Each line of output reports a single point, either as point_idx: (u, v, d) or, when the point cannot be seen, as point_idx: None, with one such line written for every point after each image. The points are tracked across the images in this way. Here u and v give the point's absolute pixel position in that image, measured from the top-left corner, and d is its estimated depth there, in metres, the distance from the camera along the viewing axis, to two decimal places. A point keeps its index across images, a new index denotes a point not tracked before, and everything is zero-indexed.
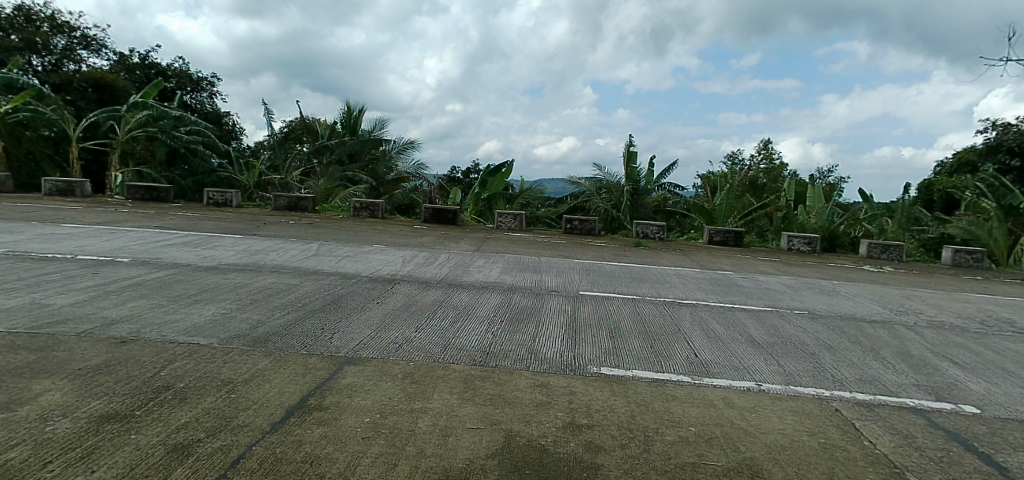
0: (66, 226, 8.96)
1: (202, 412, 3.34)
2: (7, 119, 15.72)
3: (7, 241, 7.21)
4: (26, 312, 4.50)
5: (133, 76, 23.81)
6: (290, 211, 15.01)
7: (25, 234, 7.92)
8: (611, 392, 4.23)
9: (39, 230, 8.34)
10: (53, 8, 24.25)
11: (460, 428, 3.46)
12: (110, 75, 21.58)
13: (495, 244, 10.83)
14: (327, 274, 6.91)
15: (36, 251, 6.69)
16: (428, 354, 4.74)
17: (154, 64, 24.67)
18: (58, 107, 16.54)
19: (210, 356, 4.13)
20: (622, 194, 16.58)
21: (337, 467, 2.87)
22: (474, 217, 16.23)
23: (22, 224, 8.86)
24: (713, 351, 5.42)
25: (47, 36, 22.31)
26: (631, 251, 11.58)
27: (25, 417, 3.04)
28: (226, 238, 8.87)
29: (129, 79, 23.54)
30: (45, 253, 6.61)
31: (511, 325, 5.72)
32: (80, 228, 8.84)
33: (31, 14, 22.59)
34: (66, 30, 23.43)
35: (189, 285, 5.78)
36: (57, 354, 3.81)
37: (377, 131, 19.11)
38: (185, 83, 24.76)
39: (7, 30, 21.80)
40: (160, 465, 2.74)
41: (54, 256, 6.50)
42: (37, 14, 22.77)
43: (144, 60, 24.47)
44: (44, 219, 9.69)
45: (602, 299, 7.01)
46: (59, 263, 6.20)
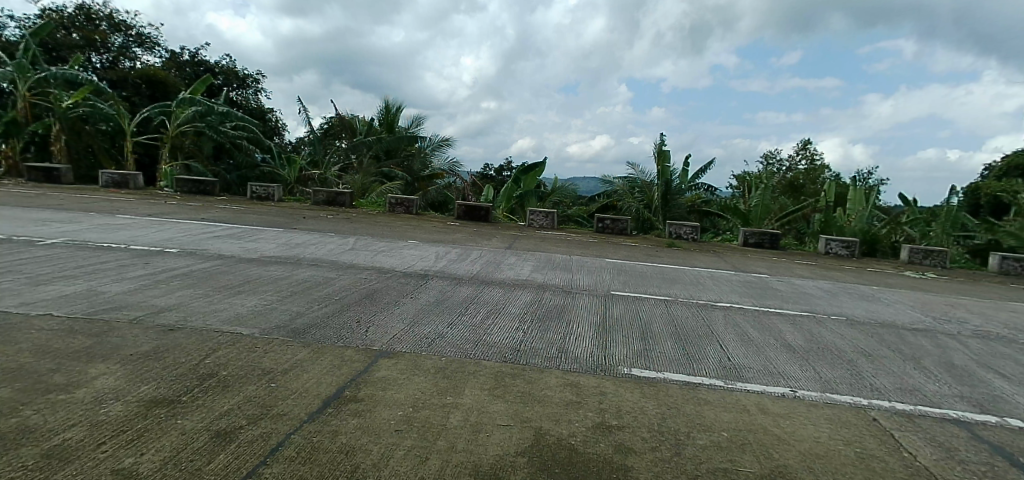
0: (120, 217, 9.34)
1: (244, 400, 3.45)
2: (69, 115, 16.34)
3: (66, 230, 7.55)
4: (84, 299, 4.73)
5: (182, 72, 24.67)
6: (328, 206, 15.27)
7: (85, 224, 8.31)
8: (641, 394, 4.20)
9: (97, 220, 8.74)
10: (111, 7, 25.23)
11: (490, 425, 3.49)
12: (162, 72, 22.35)
13: (528, 242, 10.84)
14: (363, 268, 7.03)
15: (94, 240, 7.01)
16: (459, 350, 4.78)
17: (203, 61, 25.48)
18: (114, 102, 17.07)
19: (253, 346, 4.27)
20: (654, 193, 16.33)
21: (371, 459, 2.93)
22: (506, 215, 16.22)
23: (81, 214, 9.28)
24: (748, 356, 5.33)
25: (104, 34, 23.29)
26: (664, 251, 11.46)
27: (82, 399, 3.19)
28: (268, 231, 9.11)
29: (179, 75, 24.40)
30: (99, 242, 6.92)
31: (543, 323, 5.73)
32: (133, 219, 9.20)
33: (91, 13, 23.64)
34: (122, 28, 24.41)
35: (233, 276, 5.97)
36: (110, 340, 3.98)
37: (413, 128, 19.34)
38: (232, 80, 25.54)
39: (70, 28, 22.84)
40: (204, 450, 2.85)
41: (108, 245, 6.79)
42: (96, 13, 23.82)
43: (194, 57, 25.30)
44: (100, 211, 10.13)
45: (634, 300, 6.96)
46: (113, 252, 6.48)
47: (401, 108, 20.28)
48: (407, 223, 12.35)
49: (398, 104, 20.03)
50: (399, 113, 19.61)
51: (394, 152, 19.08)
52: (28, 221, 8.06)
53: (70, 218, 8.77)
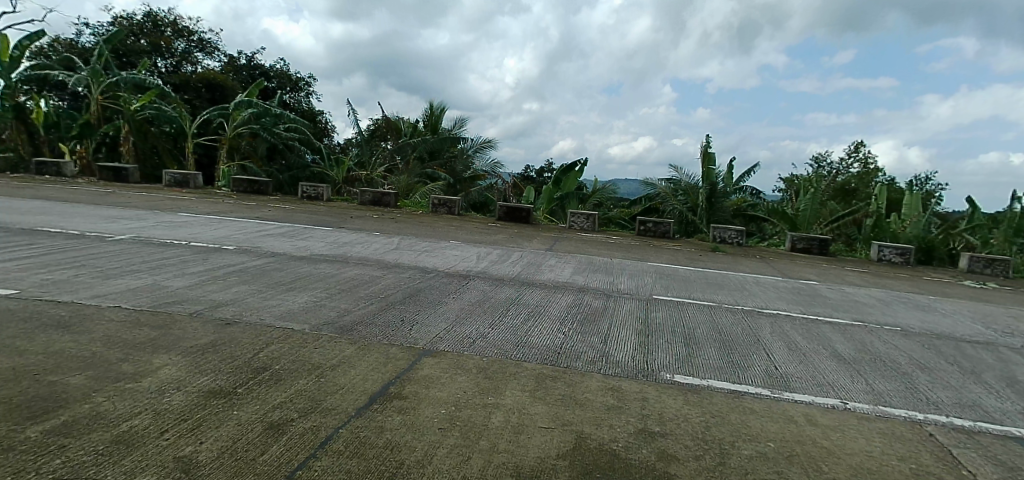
0: (182, 215, 9.78)
1: (295, 393, 3.56)
2: (137, 117, 17.14)
3: (133, 227, 7.96)
4: (149, 292, 4.96)
5: (239, 76, 25.67)
6: (374, 205, 15.57)
7: (149, 221, 8.72)
8: (684, 401, 4.12)
9: (161, 217, 9.19)
10: (175, 14, 26.44)
11: (531, 427, 3.48)
12: (221, 76, 23.27)
13: (568, 244, 10.82)
14: (407, 267, 7.13)
15: (158, 237, 7.36)
16: (501, 350, 4.80)
17: (258, 65, 26.39)
18: (177, 105, 17.94)
19: (304, 341, 4.40)
20: (698, 196, 16.00)
21: (415, 456, 2.97)
22: (547, 216, 16.20)
23: (146, 212, 9.76)
24: (796, 364, 5.17)
25: (169, 40, 24.39)
26: (708, 256, 11.22)
27: (147, 388, 3.34)
28: (317, 229, 9.36)
29: (236, 78, 25.39)
30: (162, 238, 7.26)
31: (584, 326, 5.70)
32: (194, 217, 9.61)
33: (158, 20, 24.79)
34: (185, 34, 25.49)
35: (284, 273, 6.16)
36: (172, 332, 4.16)
37: (456, 129, 19.52)
38: (285, 83, 26.41)
39: (138, 34, 24.05)
40: (258, 441, 2.95)
41: (169, 242, 7.11)
42: (163, 20, 24.94)
43: (250, 62, 26.21)
44: (164, 208, 10.63)
45: (677, 304, 6.85)
46: (175, 248, 6.79)
47: (445, 110, 20.49)
48: (450, 223, 12.48)
49: (442, 105, 20.24)
50: (442, 114, 19.87)
51: (437, 153, 19.32)
52: (98, 218, 8.52)
53: (136, 216, 9.23)
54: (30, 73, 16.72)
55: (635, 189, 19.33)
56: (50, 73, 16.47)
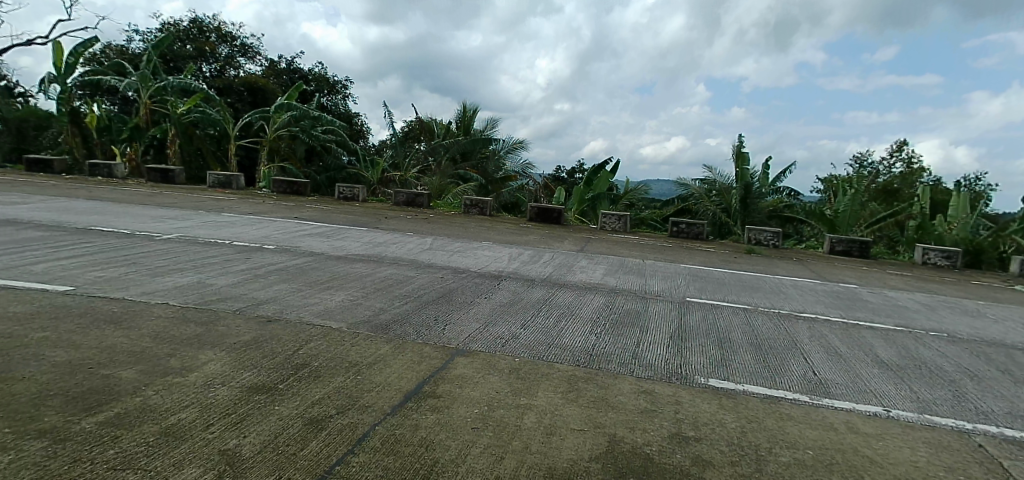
0: (225, 215, 10.09)
1: (333, 390, 3.63)
2: (183, 120, 17.74)
3: (180, 226, 8.24)
4: (195, 289, 5.13)
5: (279, 80, 26.32)
6: (408, 206, 15.74)
7: (194, 221, 9.02)
8: (719, 406, 4.05)
9: (205, 217, 9.51)
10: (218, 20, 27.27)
11: (564, 428, 3.47)
12: (263, 79, 23.95)
13: (600, 245, 10.73)
14: (440, 267, 7.20)
15: (202, 236, 7.61)
16: (533, 352, 4.80)
17: (298, 69, 27.02)
18: (221, 108, 18.41)
19: (341, 339, 4.48)
20: (732, 198, 15.72)
21: (448, 454, 2.99)
22: (578, 217, 16.15)
23: (191, 212, 10.10)
24: (836, 370, 5.02)
25: (213, 45, 25.19)
26: (743, 258, 10.99)
27: (193, 383, 3.46)
28: (353, 229, 9.54)
29: (276, 82, 26.05)
30: (206, 237, 7.51)
31: (617, 328, 5.65)
32: (236, 217, 9.90)
33: (204, 26, 25.63)
34: (229, 39, 26.25)
35: (322, 272, 6.29)
36: (216, 328, 4.29)
37: (489, 130, 19.61)
38: (323, 86, 26.98)
39: (185, 40, 24.92)
40: (298, 436, 3.02)
41: (213, 241, 7.34)
42: (208, 26, 25.78)
43: (290, 65, 26.86)
44: (208, 209, 10.97)
45: (711, 307, 6.73)
46: (218, 246, 7.01)
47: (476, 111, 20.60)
48: (482, 224, 12.53)
49: (473, 106, 20.36)
50: (475, 115, 19.98)
51: (469, 154, 19.45)
52: (148, 218, 8.85)
53: (182, 215, 9.55)
54: (85, 78, 17.64)
55: (669, 190, 19.01)
56: (103, 77, 17.26)
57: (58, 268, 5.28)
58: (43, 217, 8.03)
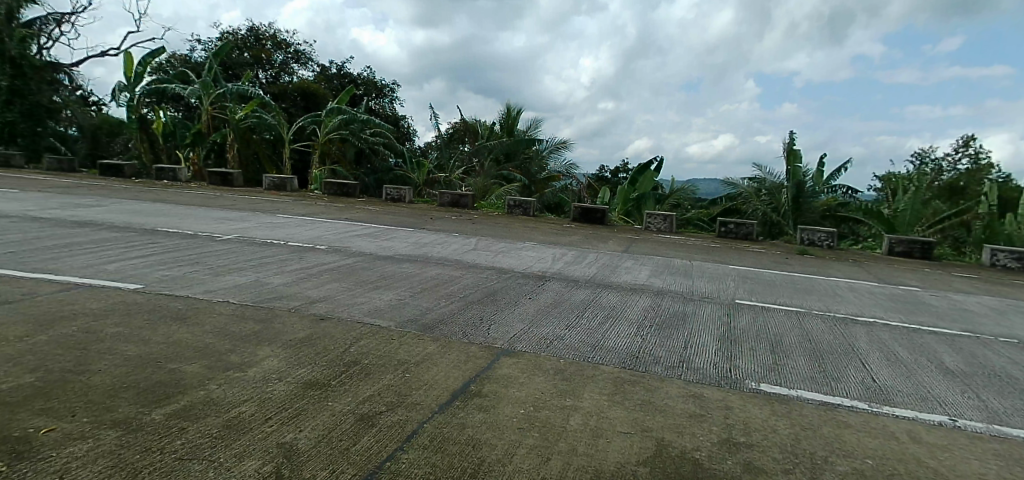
0: (280, 217, 10.47)
1: (383, 387, 3.71)
2: (241, 125, 18.52)
3: (238, 227, 8.61)
4: (253, 288, 5.34)
5: (330, 85, 27.14)
6: (452, 207, 15.94)
7: (251, 222, 9.40)
8: (771, 412, 3.92)
9: (261, 218, 9.89)
10: (275, 28, 28.35)
11: (611, 431, 3.43)
12: (315, 85, 24.81)
13: (645, 245, 10.57)
14: (484, 268, 7.25)
15: (259, 237, 7.92)
16: (578, 353, 4.77)
17: (348, 74, 27.82)
18: (276, 114, 19.13)
19: (389, 337, 4.57)
20: (783, 197, 15.19)
21: (495, 454, 3.00)
22: (622, 217, 15.96)
23: (249, 214, 10.53)
24: (896, 377, 4.78)
25: (269, 53, 26.24)
26: (796, 259, 10.61)
27: (252, 377, 3.60)
28: (400, 230, 9.73)
29: (328, 87, 26.87)
30: (262, 238, 7.80)
31: (664, 330, 5.55)
32: (290, 219, 10.26)
33: (260, 35, 26.77)
34: (284, 47, 27.26)
35: (372, 272, 6.43)
36: (273, 326, 4.45)
37: (533, 130, 19.63)
38: (371, 90, 27.71)
39: (243, 48, 26.06)
40: (350, 431, 3.09)
41: (269, 241, 7.61)
42: (264, 34, 26.90)
43: (340, 71, 27.68)
44: (264, 210, 11.41)
45: (761, 310, 6.52)
46: (273, 247, 7.28)
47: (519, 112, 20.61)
48: (526, 225, 12.57)
49: (517, 107, 20.36)
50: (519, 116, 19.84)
51: (512, 154, 19.50)
52: (209, 220, 9.29)
53: (241, 217, 9.98)
54: (152, 87, 18.69)
55: (715, 189, 18.70)
56: (167, 86, 18.25)
57: (129, 267, 5.59)
58: (115, 219, 8.53)
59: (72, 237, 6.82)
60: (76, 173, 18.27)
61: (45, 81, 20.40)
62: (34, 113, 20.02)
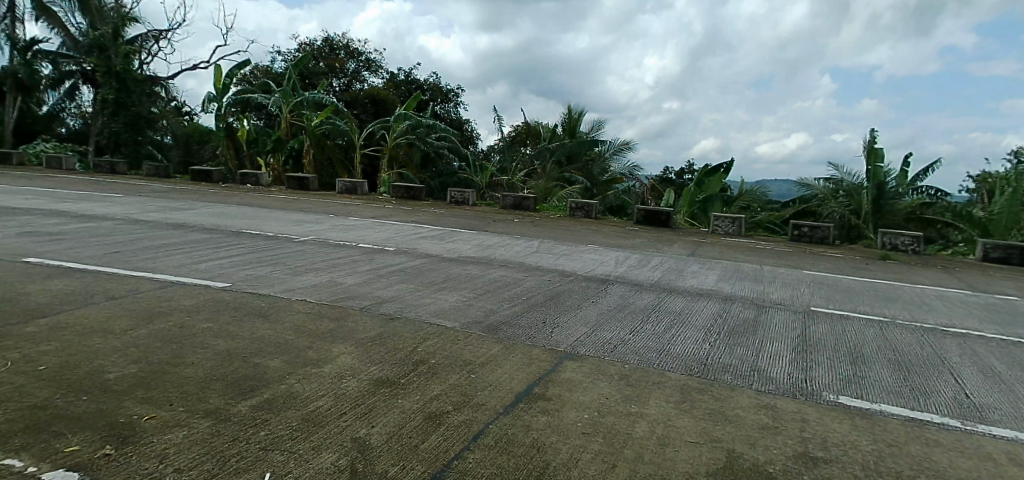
0: (351, 219, 10.90)
1: (450, 387, 3.77)
2: (317, 132, 19.40)
3: (314, 230, 9.03)
4: (328, 288, 5.57)
5: (398, 91, 28.00)
6: (514, 209, 16.04)
7: (326, 224, 9.83)
8: (851, 426, 3.68)
9: (334, 221, 10.32)
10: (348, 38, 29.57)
11: (678, 439, 3.33)
12: (384, 91, 25.70)
13: (712, 249, 10.24)
14: (547, 270, 7.24)
15: (332, 238, 8.26)
16: (643, 358, 4.68)
17: (414, 80, 28.60)
18: (349, 120, 19.91)
19: (455, 338, 4.64)
20: (864, 197, 14.36)
21: (560, 458, 2.98)
22: (688, 220, 15.55)
23: (324, 217, 11.02)
24: (994, 393, 4.38)
25: (342, 62, 27.41)
26: (878, 264, 9.96)
27: (328, 373, 3.75)
28: (464, 233, 9.88)
29: (396, 93, 27.73)
30: (335, 240, 8.13)
31: (733, 337, 5.34)
32: (362, 221, 10.65)
33: (335, 45, 28.00)
34: (356, 55, 28.35)
35: (438, 274, 6.56)
36: (346, 324, 4.63)
37: (596, 131, 19.49)
38: (437, 95, 28.39)
39: (318, 58, 27.39)
40: (419, 430, 3.15)
41: (342, 243, 7.95)
42: (338, 44, 28.11)
43: (407, 77, 28.51)
44: (337, 213, 11.91)
45: (839, 318, 6.17)
46: (345, 248, 7.58)
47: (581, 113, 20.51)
48: (589, 227, 12.46)
49: (579, 109, 20.19)
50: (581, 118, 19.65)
51: (574, 156, 19.38)
52: (288, 222, 9.80)
53: (316, 220, 10.46)
54: (237, 97, 19.91)
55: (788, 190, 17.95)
56: (252, 96, 19.51)
57: (218, 267, 5.97)
58: (204, 221, 9.16)
59: (167, 238, 7.38)
60: (169, 179, 19.66)
61: (145, 94, 22.00)
62: (135, 124, 21.63)
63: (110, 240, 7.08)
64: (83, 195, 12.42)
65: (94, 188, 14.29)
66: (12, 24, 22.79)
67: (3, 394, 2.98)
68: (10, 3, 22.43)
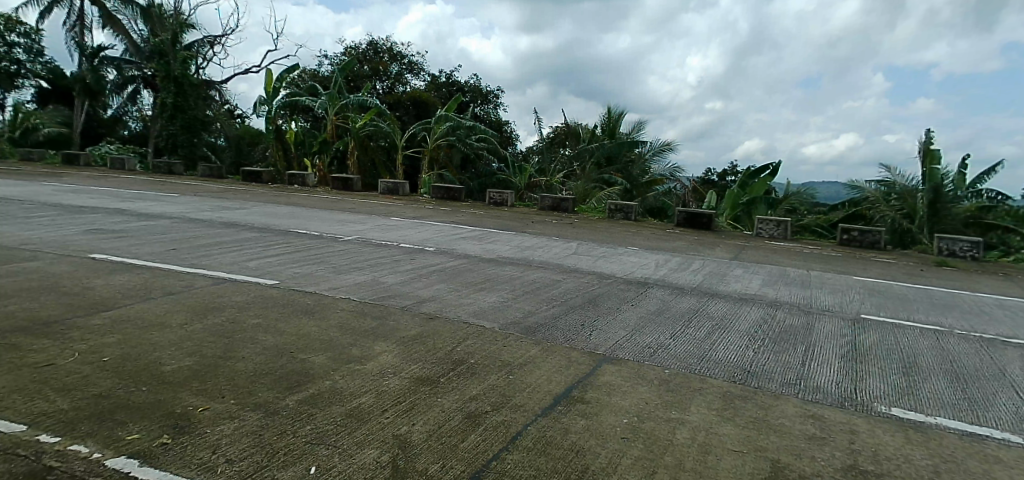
0: (394, 219, 11.09)
1: (488, 387, 3.78)
2: (361, 133, 19.82)
3: (357, 229, 9.23)
4: (371, 287, 5.68)
5: (439, 93, 28.33)
6: (553, 211, 16.02)
7: (368, 224, 10.04)
8: (904, 440, 3.52)
9: (377, 221, 10.52)
10: (391, 41, 30.12)
11: (720, 447, 3.25)
12: (425, 93, 26.07)
13: (756, 253, 9.97)
14: (585, 272, 7.19)
15: (374, 238, 8.42)
16: (684, 363, 4.59)
17: (455, 82, 28.90)
18: (392, 122, 20.28)
19: (494, 338, 4.66)
20: (918, 201, 13.77)
21: (599, 462, 2.94)
22: (730, 222, 15.21)
23: (367, 217, 11.25)
24: None
25: (386, 64, 27.94)
26: (934, 271, 9.49)
27: (370, 371, 3.82)
28: (504, 234, 9.91)
29: (437, 95, 28.07)
30: (377, 240, 8.28)
31: (778, 344, 5.19)
32: (403, 221, 10.82)
33: (379, 48, 28.58)
34: (399, 58, 28.84)
35: (477, 274, 6.61)
36: (387, 323, 4.71)
37: (637, 132, 19.30)
38: (477, 97, 28.62)
39: (363, 61, 28.01)
40: (458, 429, 3.17)
41: (384, 242, 8.09)
42: (382, 47, 28.67)
43: (449, 79, 28.83)
44: (379, 213, 12.14)
45: (891, 326, 5.91)
46: (387, 248, 7.71)
47: (622, 114, 20.34)
48: (629, 229, 12.32)
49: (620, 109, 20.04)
50: (621, 119, 19.54)
51: (614, 158, 19.26)
52: (333, 222, 10.05)
53: (359, 219, 10.69)
54: (286, 100, 20.53)
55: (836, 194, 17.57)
56: (300, 98, 20.09)
57: (267, 265, 6.17)
58: (254, 220, 9.48)
59: (220, 236, 7.67)
60: (221, 179, 20.43)
61: (201, 97, 22.94)
62: (192, 127, 22.57)
63: (168, 237, 7.42)
64: (141, 194, 13.06)
65: (151, 188, 14.97)
66: (80, 31, 24.15)
67: (70, 384, 3.14)
68: (79, 13, 23.81)
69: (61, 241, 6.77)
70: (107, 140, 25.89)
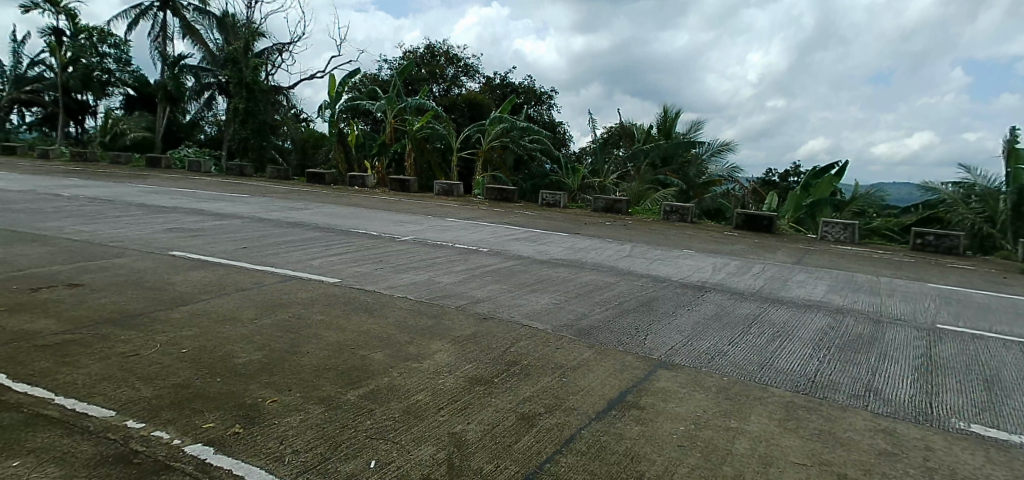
0: (449, 220, 11.27)
1: (541, 389, 3.77)
2: (418, 135, 20.35)
3: (413, 229, 9.43)
4: (427, 286, 5.78)
5: (494, 95, 28.57)
6: (606, 212, 15.86)
7: (425, 225, 10.24)
8: (986, 459, 3.27)
9: (433, 222, 10.72)
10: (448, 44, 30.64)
11: (782, 460, 3.11)
12: (480, 95, 26.37)
13: (821, 257, 9.53)
14: (640, 275, 7.08)
15: (430, 238, 8.58)
16: (744, 371, 4.44)
17: (510, 84, 29.06)
18: (447, 124, 20.78)
19: (547, 340, 4.65)
20: (1001, 204, 12.85)
21: (655, 469, 2.88)
22: (793, 225, 14.64)
23: (424, 217, 11.48)
24: None
25: (442, 68, 28.43)
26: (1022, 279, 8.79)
27: (426, 369, 3.88)
28: (557, 235, 9.89)
29: (491, 97, 28.32)
30: (432, 240, 8.43)
31: (846, 354, 4.94)
32: (459, 222, 10.97)
33: (435, 51, 29.12)
34: (455, 61, 29.26)
35: (530, 275, 6.62)
36: (443, 322, 4.78)
37: (694, 132, 18.88)
38: (531, 98, 28.65)
39: (420, 65, 28.62)
40: (512, 429, 3.18)
41: (439, 243, 8.23)
42: (439, 51, 29.20)
43: (503, 81, 29.03)
44: (435, 214, 12.37)
45: (970, 337, 5.51)
46: (442, 248, 7.85)
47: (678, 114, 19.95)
48: (686, 232, 12.06)
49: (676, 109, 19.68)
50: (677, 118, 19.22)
51: (669, 159, 18.91)
52: (390, 222, 10.32)
53: (416, 220, 10.93)
54: (348, 104, 21.26)
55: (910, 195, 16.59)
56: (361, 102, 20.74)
57: (330, 263, 6.39)
58: (317, 219, 9.86)
59: (287, 235, 8.01)
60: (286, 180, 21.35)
61: (269, 102, 24.10)
62: (262, 131, 23.86)
63: (239, 235, 7.82)
64: (213, 195, 13.84)
65: (220, 189, 15.82)
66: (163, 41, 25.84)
67: (153, 373, 3.35)
68: (161, 23, 25.45)
69: (146, 239, 7.25)
70: (185, 144, 27.33)
